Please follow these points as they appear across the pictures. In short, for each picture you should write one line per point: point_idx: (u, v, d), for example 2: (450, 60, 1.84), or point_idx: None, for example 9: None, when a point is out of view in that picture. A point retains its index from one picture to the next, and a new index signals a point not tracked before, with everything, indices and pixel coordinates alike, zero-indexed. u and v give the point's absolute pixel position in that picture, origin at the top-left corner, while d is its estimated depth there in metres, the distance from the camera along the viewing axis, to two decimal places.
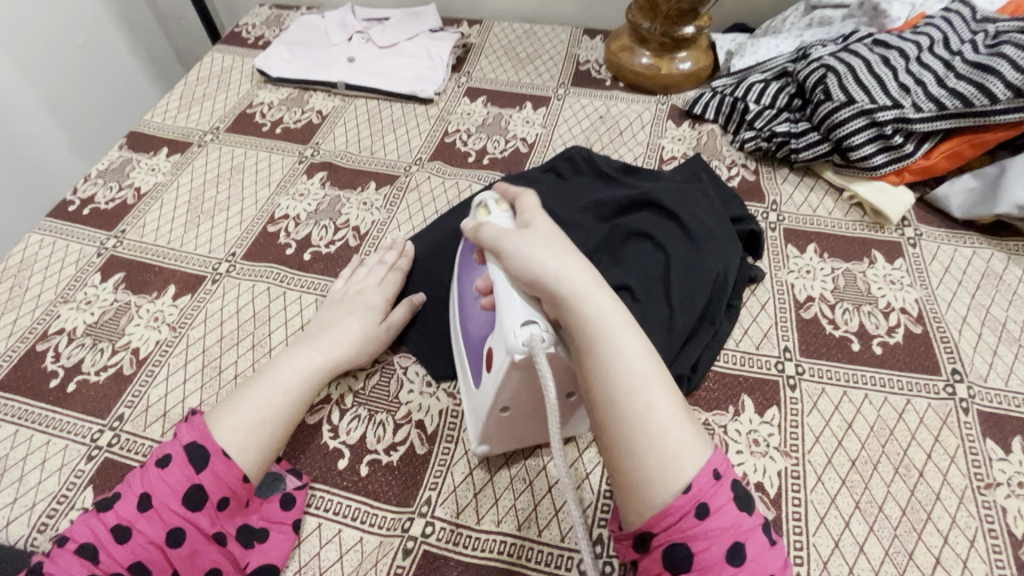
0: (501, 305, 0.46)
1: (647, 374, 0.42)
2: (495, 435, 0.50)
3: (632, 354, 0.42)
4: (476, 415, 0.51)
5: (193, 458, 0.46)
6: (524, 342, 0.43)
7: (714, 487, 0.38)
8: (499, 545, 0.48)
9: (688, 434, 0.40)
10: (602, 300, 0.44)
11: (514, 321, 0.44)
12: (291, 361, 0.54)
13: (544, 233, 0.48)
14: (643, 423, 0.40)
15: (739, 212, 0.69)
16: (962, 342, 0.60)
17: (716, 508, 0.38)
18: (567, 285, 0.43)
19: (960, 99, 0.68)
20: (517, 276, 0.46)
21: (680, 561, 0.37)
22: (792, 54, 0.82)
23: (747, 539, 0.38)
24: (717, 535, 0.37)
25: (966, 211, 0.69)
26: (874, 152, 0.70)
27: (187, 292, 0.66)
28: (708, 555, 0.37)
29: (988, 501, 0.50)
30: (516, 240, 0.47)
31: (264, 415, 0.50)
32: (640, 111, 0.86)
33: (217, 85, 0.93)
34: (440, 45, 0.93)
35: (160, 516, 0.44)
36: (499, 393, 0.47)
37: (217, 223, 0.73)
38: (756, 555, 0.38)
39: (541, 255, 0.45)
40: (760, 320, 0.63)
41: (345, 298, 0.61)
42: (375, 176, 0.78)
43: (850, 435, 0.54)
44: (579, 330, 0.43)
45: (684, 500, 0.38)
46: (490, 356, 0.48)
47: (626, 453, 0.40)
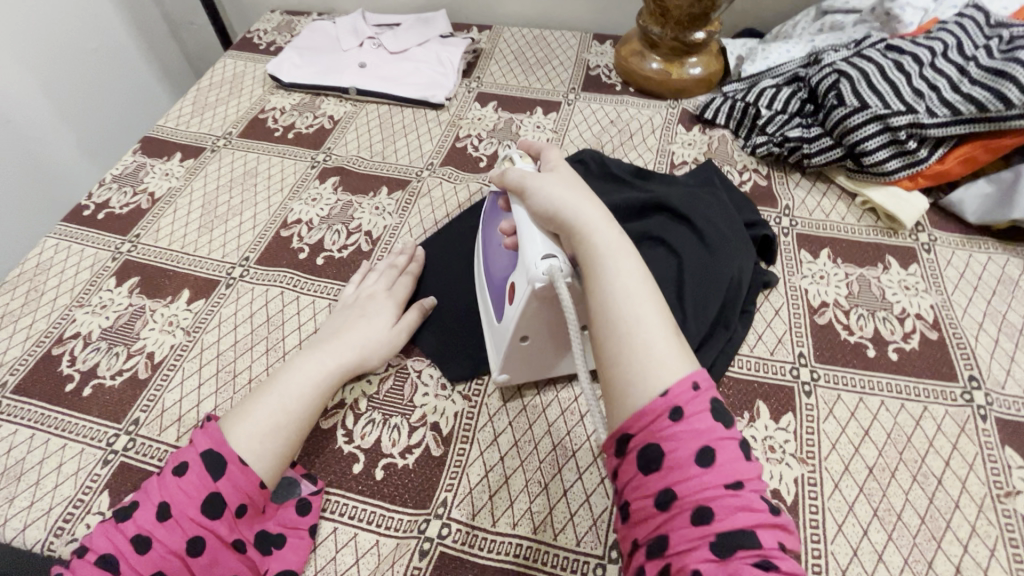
0: (524, 241, 0.50)
1: (641, 294, 0.43)
2: (515, 366, 0.55)
3: (628, 276, 0.44)
4: (498, 345, 0.55)
5: (211, 466, 0.46)
6: (544, 272, 0.47)
7: (690, 393, 0.38)
8: (516, 548, 0.48)
9: (675, 350, 0.41)
10: (608, 231, 0.47)
11: (535, 254, 0.48)
12: (304, 366, 0.54)
13: (563, 176, 0.52)
14: (630, 335, 0.41)
15: (753, 217, 0.69)
16: (979, 349, 0.60)
17: (690, 413, 0.37)
18: (578, 217, 0.47)
19: (975, 104, 0.67)
20: (537, 213, 0.50)
21: (651, 461, 0.37)
22: (804, 59, 0.82)
23: (721, 447, 0.36)
24: (689, 438, 0.36)
25: (981, 217, 0.69)
26: (888, 157, 0.70)
27: (201, 296, 0.66)
28: (678, 454, 0.36)
29: (1008, 509, 0.50)
30: (536, 181, 0.51)
31: (277, 421, 0.50)
32: (650, 116, 0.86)
33: (229, 91, 0.93)
34: (451, 50, 0.94)
35: (179, 524, 0.44)
36: (520, 322, 0.51)
37: (231, 227, 0.73)
38: (732, 465, 0.36)
39: (558, 194, 0.49)
40: (774, 325, 0.63)
41: (357, 302, 0.61)
42: (386, 181, 0.78)
43: (866, 442, 0.54)
44: (584, 254, 0.46)
45: (658, 402, 0.38)
46: (513, 289, 0.52)
47: (612, 362, 0.41)
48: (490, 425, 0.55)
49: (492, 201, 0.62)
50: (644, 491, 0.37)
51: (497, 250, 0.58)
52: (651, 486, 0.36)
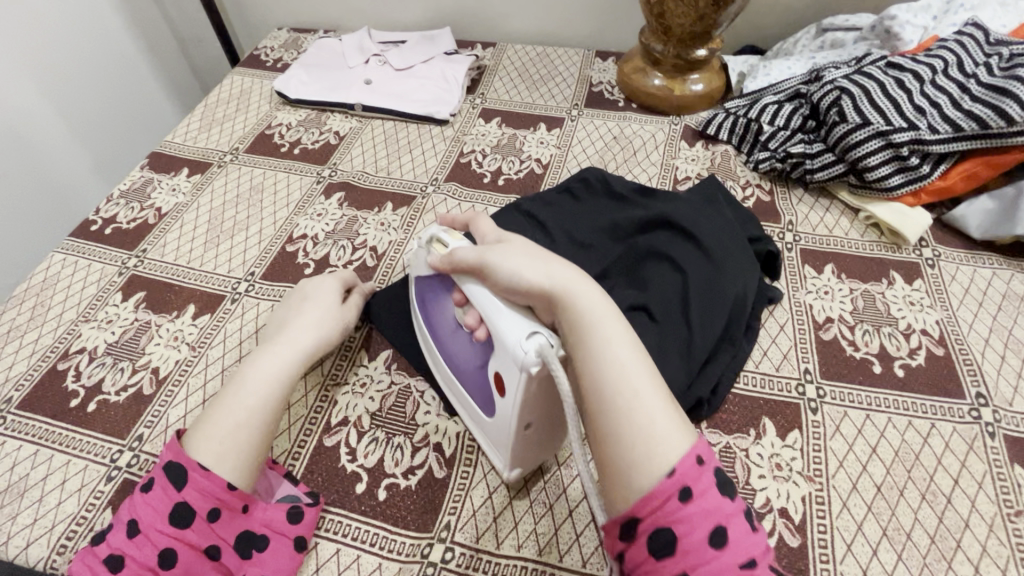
0: (498, 322, 0.45)
1: (632, 362, 0.42)
2: (523, 456, 0.50)
3: (618, 342, 0.43)
4: (500, 440, 0.50)
5: (173, 478, 0.45)
6: (535, 353, 0.42)
7: (697, 470, 0.37)
8: (520, 571, 0.47)
9: (674, 421, 0.40)
10: (589, 294, 0.45)
11: (518, 336, 0.43)
12: (259, 362, 0.53)
13: (524, 244, 0.49)
14: (629, 410, 0.40)
15: (756, 232, 0.69)
16: (986, 365, 0.60)
17: (699, 492, 0.37)
18: (555, 285, 0.45)
19: (976, 121, 0.68)
20: (505, 290, 0.47)
21: (664, 546, 0.36)
22: (805, 76, 0.82)
23: (730, 523, 0.37)
24: (701, 519, 0.36)
25: (984, 232, 0.69)
26: (890, 172, 0.70)
27: (207, 311, 0.66)
28: (691, 538, 0.36)
29: (1020, 530, 0.49)
30: (496, 254, 0.47)
31: (237, 422, 0.48)
32: (653, 132, 0.87)
33: (237, 107, 0.95)
34: (456, 67, 0.95)
35: (148, 539, 0.43)
36: (521, 412, 0.46)
37: (237, 242, 0.74)
38: (740, 539, 0.37)
39: (524, 263, 0.46)
40: (780, 341, 0.63)
41: (294, 293, 0.62)
42: (391, 197, 0.79)
43: (874, 460, 0.54)
44: (571, 324, 0.44)
45: (667, 484, 0.37)
46: (500, 380, 0.46)
47: (613, 440, 0.40)
48: None
49: (431, 288, 0.57)
50: None
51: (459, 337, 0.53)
52: (666, 572, 0.36)
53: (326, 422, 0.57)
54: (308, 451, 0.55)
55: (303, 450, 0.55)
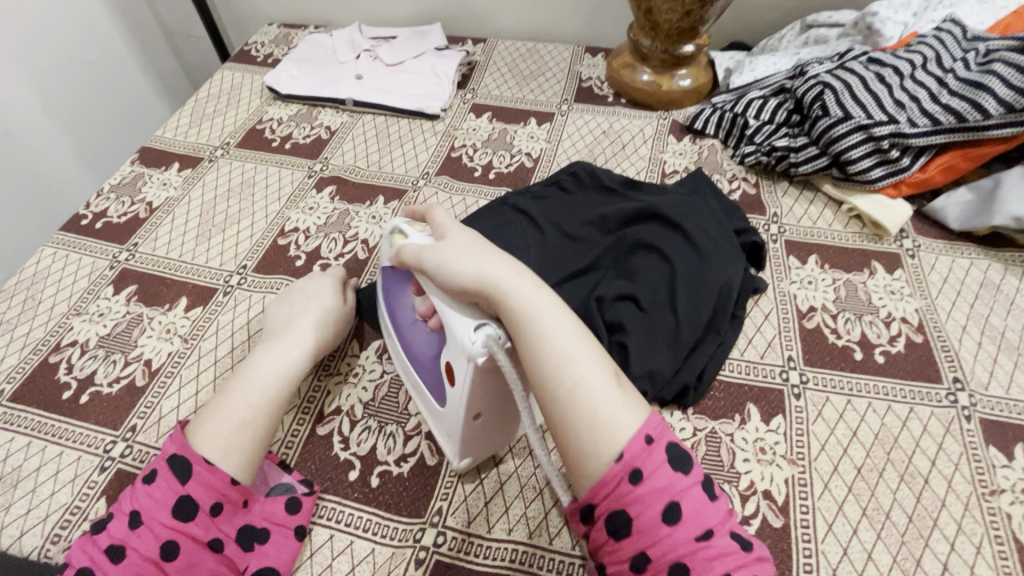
0: (449, 318, 0.47)
1: (572, 349, 0.43)
2: (472, 448, 0.51)
3: (557, 333, 0.44)
4: (449, 433, 0.50)
5: (178, 470, 0.46)
6: (482, 344, 0.43)
7: (645, 451, 0.39)
8: (511, 553, 0.48)
9: (623, 402, 0.42)
10: (522, 288, 0.46)
11: (467, 328, 0.45)
12: (265, 360, 0.54)
13: (465, 240, 0.50)
14: (575, 399, 0.42)
15: (742, 224, 0.71)
16: (963, 351, 0.62)
17: (650, 471, 0.39)
18: (489, 284, 0.46)
19: (954, 116, 0.69)
20: (449, 288, 0.48)
21: (621, 528, 0.39)
22: (789, 71, 0.84)
23: (684, 498, 0.39)
24: (653, 498, 0.38)
25: (963, 223, 0.71)
26: (872, 165, 0.72)
27: (199, 304, 0.66)
28: (645, 518, 0.38)
29: (993, 508, 0.51)
30: (436, 256, 0.49)
31: (241, 418, 0.49)
32: (642, 126, 0.88)
33: (227, 102, 0.95)
34: (446, 63, 0.95)
35: (152, 530, 0.44)
36: (471, 402, 0.47)
37: (229, 236, 0.74)
38: (696, 512, 0.39)
39: (461, 263, 0.47)
40: (764, 330, 0.64)
41: (295, 291, 0.62)
42: (383, 190, 0.79)
43: (855, 443, 0.55)
44: (508, 320, 0.45)
45: (617, 468, 0.39)
46: (450, 369, 0.48)
47: (566, 430, 0.42)
48: None
49: (393, 280, 0.59)
50: (619, 556, 0.39)
51: (417, 329, 0.54)
52: (625, 552, 0.39)
53: (319, 411, 0.57)
54: (302, 440, 0.56)
55: (297, 439, 0.56)
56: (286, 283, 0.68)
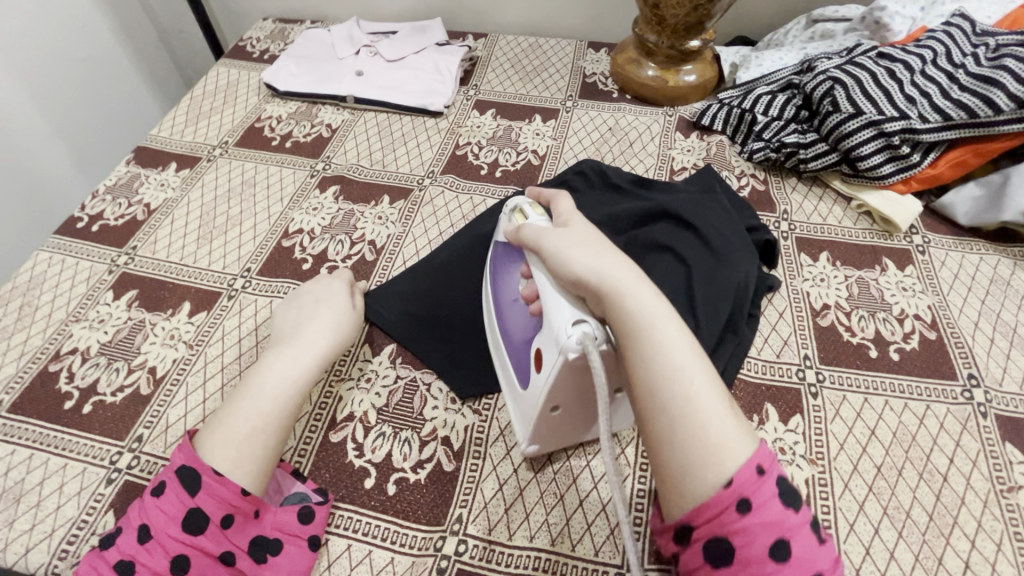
0: (550, 306, 0.47)
1: (687, 364, 0.42)
2: (545, 436, 0.51)
3: (672, 346, 0.43)
4: (524, 414, 0.51)
5: (187, 482, 0.44)
6: (577, 341, 0.44)
7: (756, 482, 0.38)
8: (534, 561, 0.47)
9: (734, 427, 0.40)
10: (640, 294, 0.45)
11: (564, 321, 0.45)
12: (275, 367, 0.52)
13: (583, 233, 0.50)
14: (684, 416, 0.40)
15: (754, 222, 0.70)
16: (976, 347, 0.62)
17: (759, 504, 0.37)
18: (608, 282, 0.45)
19: (965, 111, 0.68)
20: (560, 278, 0.48)
21: (721, 555, 0.37)
22: (797, 66, 0.83)
23: (793, 537, 0.37)
24: (762, 531, 0.37)
25: (972, 219, 0.71)
26: (882, 161, 0.71)
27: (203, 309, 0.65)
28: (751, 550, 0.36)
29: (1012, 504, 0.51)
30: (555, 242, 0.49)
31: (251, 426, 0.48)
32: (648, 123, 0.87)
33: (223, 100, 0.92)
34: (449, 58, 0.94)
35: (162, 544, 0.43)
36: (551, 392, 0.47)
37: (231, 238, 0.72)
38: (806, 554, 0.37)
39: (580, 256, 0.47)
40: (779, 329, 0.64)
41: (304, 294, 0.61)
42: (388, 190, 0.78)
43: (874, 441, 0.55)
44: (621, 322, 0.44)
45: (724, 493, 0.38)
46: (539, 357, 0.48)
47: (668, 445, 0.40)
48: (503, 439, 0.55)
49: (506, 256, 0.60)
50: None
51: (517, 309, 0.55)
52: None
53: (331, 418, 0.56)
54: (315, 448, 0.54)
55: (309, 446, 0.54)
56: (293, 287, 0.66)
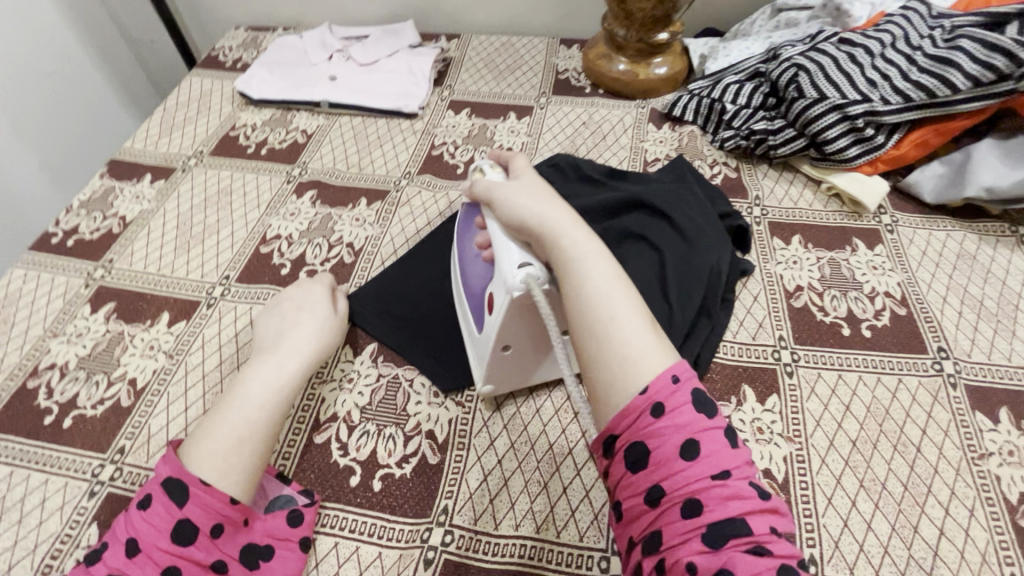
0: (499, 252, 0.51)
1: (613, 292, 0.45)
2: (498, 376, 0.55)
3: (600, 276, 0.45)
4: (480, 357, 0.55)
5: (173, 494, 0.44)
6: (521, 280, 0.48)
7: (669, 388, 0.39)
8: (520, 549, 0.48)
9: (654, 344, 0.42)
10: (574, 234, 0.48)
11: (511, 263, 0.49)
12: (261, 376, 0.53)
13: (531, 184, 0.54)
14: (607, 336, 0.43)
15: (725, 208, 0.71)
16: (944, 321, 0.63)
17: (672, 408, 0.39)
18: (546, 224, 0.49)
19: (924, 92, 0.70)
20: (507, 225, 0.52)
21: (638, 459, 0.38)
22: (763, 55, 0.84)
23: (704, 438, 0.38)
24: (673, 432, 0.38)
25: (937, 197, 0.73)
26: (848, 144, 0.73)
27: (183, 318, 0.65)
28: (662, 451, 0.38)
29: (983, 471, 0.53)
30: (503, 194, 0.53)
31: (238, 435, 0.48)
32: (621, 116, 0.88)
33: (197, 110, 0.92)
34: (421, 60, 0.94)
35: (152, 557, 0.42)
36: (502, 331, 0.51)
37: (208, 247, 0.72)
38: (718, 454, 0.38)
39: (523, 202, 0.51)
40: (754, 311, 0.65)
41: (286, 300, 0.61)
42: (365, 192, 0.78)
43: (848, 416, 0.56)
44: (556, 259, 0.47)
45: (639, 400, 0.39)
46: (491, 300, 0.53)
47: (594, 364, 0.43)
48: (486, 430, 0.55)
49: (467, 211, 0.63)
50: (634, 490, 0.38)
51: (474, 262, 0.59)
52: (640, 485, 0.38)
53: (315, 420, 0.56)
54: (299, 451, 0.55)
55: (293, 450, 0.55)
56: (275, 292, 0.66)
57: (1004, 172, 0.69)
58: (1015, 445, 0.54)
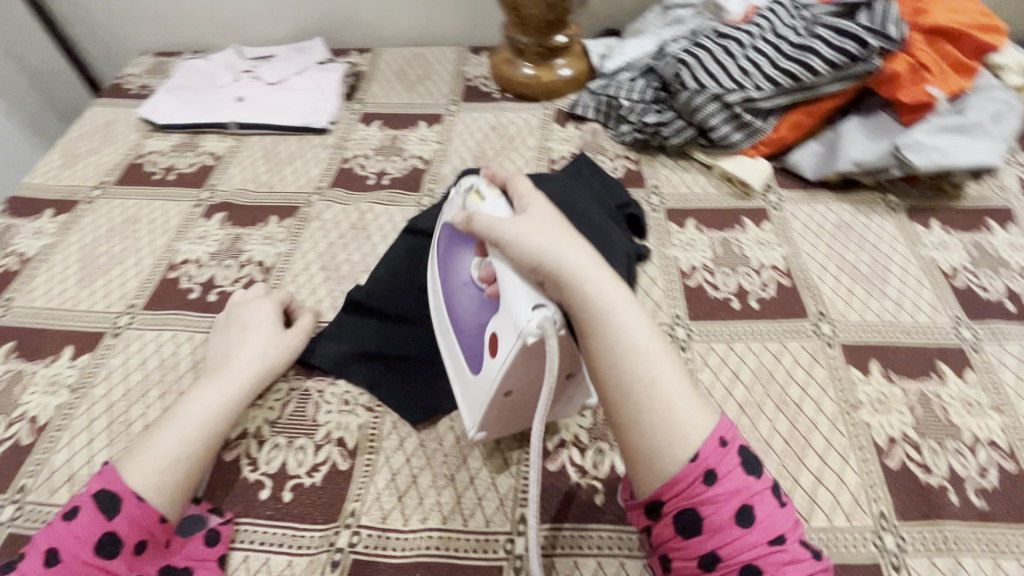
0: (507, 291, 0.47)
1: (649, 345, 0.44)
2: (492, 421, 0.52)
3: (636, 330, 0.44)
4: (475, 400, 0.51)
5: (105, 505, 0.46)
6: (537, 325, 0.44)
7: (720, 453, 0.41)
8: (428, 541, 0.50)
9: (696, 401, 0.43)
10: (600, 280, 0.45)
11: (524, 305, 0.45)
12: (200, 397, 0.54)
13: (541, 213, 0.50)
14: (648, 397, 0.42)
15: (622, 199, 0.76)
16: (823, 287, 0.69)
17: (724, 473, 0.40)
18: (570, 269, 0.45)
19: (790, 78, 0.76)
20: (518, 263, 0.47)
21: (691, 526, 0.40)
22: (653, 52, 0.89)
23: (757, 502, 0.40)
24: (726, 497, 0.40)
25: (817, 172, 0.78)
26: (731, 131, 0.78)
27: (86, 350, 0.64)
28: (717, 518, 0.39)
29: (856, 420, 0.57)
30: (511, 225, 0.48)
31: (174, 455, 0.50)
32: (527, 118, 0.91)
33: (101, 139, 0.90)
34: (330, 76, 0.95)
35: (70, 568, 0.43)
36: (505, 378, 0.47)
37: (113, 277, 0.71)
38: (768, 516, 0.40)
39: (538, 239, 0.46)
40: (653, 294, 0.69)
41: (232, 320, 0.61)
42: (275, 210, 0.79)
43: (737, 383, 0.60)
44: (584, 308, 0.44)
45: (691, 467, 0.40)
46: (494, 342, 0.49)
47: (635, 427, 0.42)
48: (396, 431, 0.57)
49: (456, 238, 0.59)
50: (686, 553, 0.40)
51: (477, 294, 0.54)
52: (694, 550, 0.40)
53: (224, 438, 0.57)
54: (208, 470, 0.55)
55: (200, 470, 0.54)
56: (187, 317, 0.67)
57: (869, 146, 0.76)
58: (884, 394, 0.59)
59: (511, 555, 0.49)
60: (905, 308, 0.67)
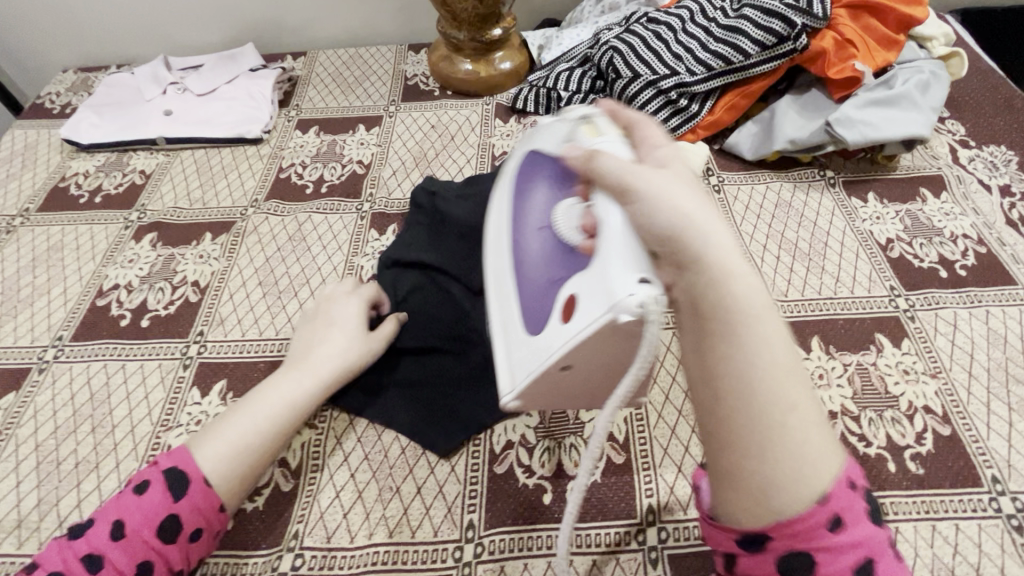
0: (609, 251, 0.40)
1: (792, 365, 0.34)
2: (535, 392, 0.46)
3: (781, 342, 0.34)
4: (527, 362, 0.45)
5: (174, 485, 0.46)
6: (639, 304, 0.37)
7: (850, 498, 0.33)
8: (375, 556, 0.49)
9: (827, 443, 0.34)
10: (748, 272, 0.35)
11: (629, 276, 0.38)
12: (278, 387, 0.53)
13: (679, 174, 0.39)
14: (782, 430, 0.32)
15: None
16: (764, 267, 0.69)
17: (851, 521, 0.32)
18: (714, 248, 0.34)
19: (721, 60, 0.76)
20: (635, 219, 0.38)
21: (799, 570, 0.32)
22: (589, 41, 0.88)
23: (881, 556, 0.32)
24: (851, 552, 0.32)
25: (755, 153, 0.79)
26: (667, 117, 0.78)
27: (11, 389, 0.61)
28: (835, 568, 0.32)
29: None
30: (642, 172, 0.38)
31: (236, 445, 0.49)
32: (468, 115, 0.90)
33: (22, 164, 0.86)
34: (261, 83, 0.92)
35: (132, 545, 0.44)
36: (572, 353, 0.42)
37: (39, 309, 0.68)
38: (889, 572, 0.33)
39: (675, 198, 0.36)
40: None
41: (319, 312, 0.60)
42: (209, 227, 0.76)
43: None
44: (716, 300, 0.34)
45: (816, 510, 0.32)
46: (570, 307, 0.42)
47: (749, 456, 0.33)
48: (339, 446, 0.56)
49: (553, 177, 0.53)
50: None
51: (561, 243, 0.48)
52: None
53: None
54: None
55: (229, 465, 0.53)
56: (119, 345, 0.64)
57: (802, 124, 0.77)
58: (825, 369, 0.60)
59: (459, 564, 0.48)
60: (843, 282, 0.68)
